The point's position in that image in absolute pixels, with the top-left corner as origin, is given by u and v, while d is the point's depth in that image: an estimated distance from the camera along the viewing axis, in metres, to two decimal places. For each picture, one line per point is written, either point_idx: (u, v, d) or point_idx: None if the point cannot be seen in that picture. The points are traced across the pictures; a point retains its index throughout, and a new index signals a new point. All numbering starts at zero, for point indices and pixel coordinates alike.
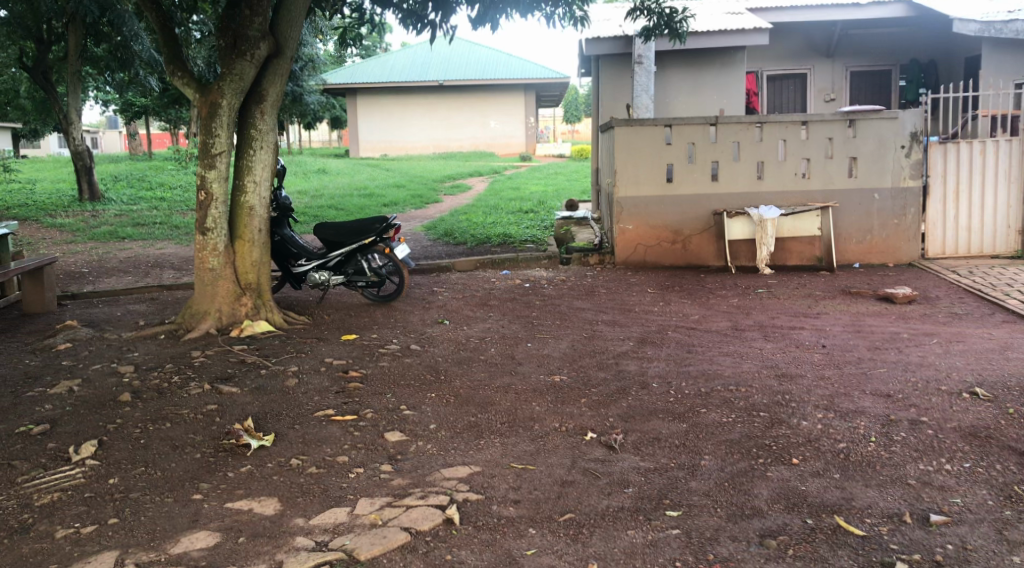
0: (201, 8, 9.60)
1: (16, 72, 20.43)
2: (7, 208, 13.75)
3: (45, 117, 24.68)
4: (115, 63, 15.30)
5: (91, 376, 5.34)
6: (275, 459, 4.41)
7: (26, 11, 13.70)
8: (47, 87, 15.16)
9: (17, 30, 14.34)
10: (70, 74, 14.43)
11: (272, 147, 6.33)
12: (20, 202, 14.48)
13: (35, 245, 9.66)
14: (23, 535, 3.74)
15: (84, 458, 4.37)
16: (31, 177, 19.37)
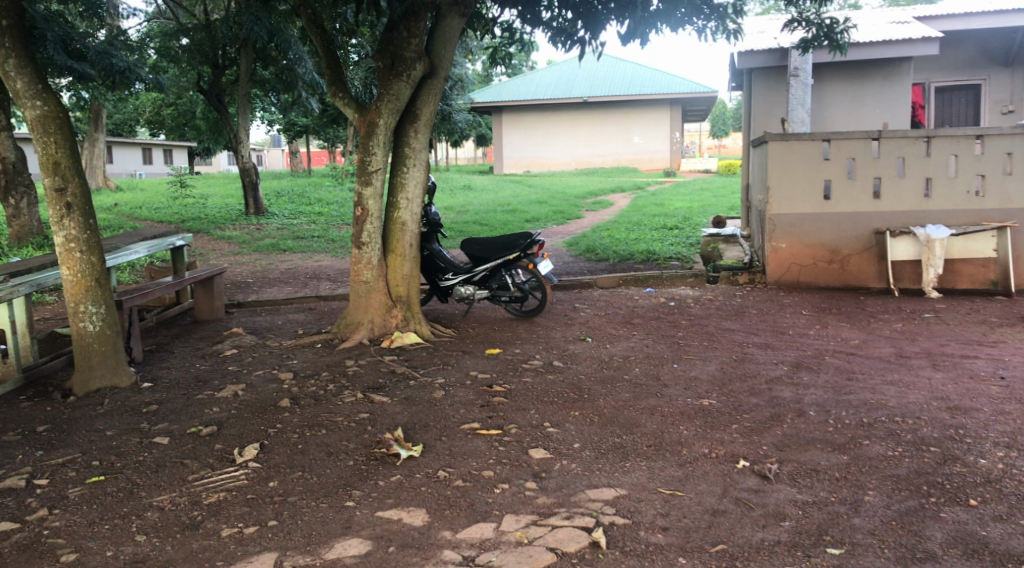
0: (363, 33, 10.05)
1: (194, 96, 22.11)
2: (182, 221, 14.83)
3: (216, 138, 26.58)
4: (281, 85, 16.26)
5: (254, 381, 5.64)
6: (423, 470, 4.49)
7: (204, 38, 14.77)
8: (221, 109, 16.14)
9: (196, 57, 15.42)
10: (241, 96, 15.39)
11: (424, 164, 6.49)
12: (193, 215, 15.60)
13: (207, 255, 10.35)
14: (193, 531, 3.98)
15: (247, 460, 4.60)
16: (204, 193, 20.86)
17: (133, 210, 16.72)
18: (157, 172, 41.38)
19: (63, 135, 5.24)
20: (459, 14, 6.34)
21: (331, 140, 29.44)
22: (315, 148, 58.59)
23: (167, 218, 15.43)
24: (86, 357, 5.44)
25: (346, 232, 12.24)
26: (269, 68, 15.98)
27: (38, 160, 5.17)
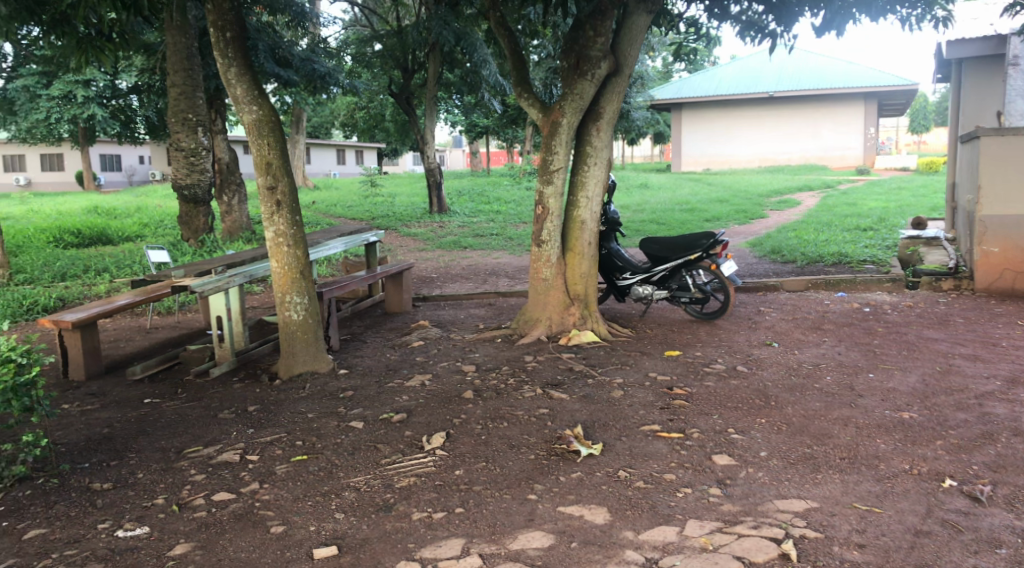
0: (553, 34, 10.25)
1: (385, 99, 23.36)
2: (372, 218, 15.71)
3: (403, 139, 27.89)
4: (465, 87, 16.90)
5: (439, 372, 5.86)
6: (604, 469, 4.49)
7: (396, 44, 15.56)
8: (409, 111, 16.90)
9: (389, 62, 16.24)
10: (429, 98, 16.03)
11: (605, 163, 6.48)
12: (382, 213, 16.42)
13: (395, 251, 10.89)
14: (387, 513, 4.19)
15: (434, 448, 4.79)
16: (391, 192, 21.93)
17: (329, 207, 17.86)
18: (350, 172, 44.00)
19: (275, 138, 5.66)
20: (646, 11, 6.28)
21: (509, 139, 30.10)
22: (495, 148, 60.07)
23: (358, 215, 16.35)
24: (290, 343, 5.86)
25: (526, 229, 12.49)
26: (456, 70, 16.60)
27: (252, 161, 5.62)
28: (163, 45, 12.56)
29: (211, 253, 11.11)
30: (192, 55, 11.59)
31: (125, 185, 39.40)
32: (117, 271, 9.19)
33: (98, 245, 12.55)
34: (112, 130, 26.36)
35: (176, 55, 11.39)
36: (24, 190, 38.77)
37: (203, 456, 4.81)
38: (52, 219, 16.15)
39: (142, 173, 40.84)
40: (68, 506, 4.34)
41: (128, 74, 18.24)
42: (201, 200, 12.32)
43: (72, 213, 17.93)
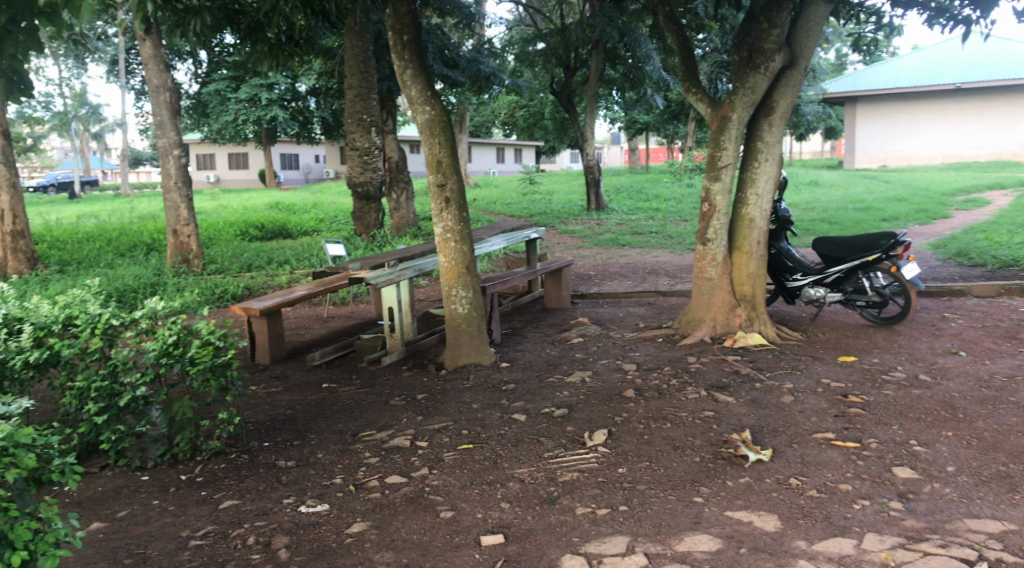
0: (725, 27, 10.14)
1: (547, 97, 23.82)
2: (531, 215, 15.95)
3: (561, 138, 28.18)
4: (629, 84, 17.17)
5: (600, 370, 5.86)
6: (774, 476, 4.35)
7: (559, 42, 15.84)
8: (570, 109, 17.06)
9: (552, 60, 16.44)
10: (591, 95, 16.06)
11: (777, 159, 6.26)
12: (540, 211, 16.63)
13: (554, 248, 10.99)
14: (551, 505, 4.24)
15: (597, 444, 4.80)
16: (549, 189, 22.19)
17: (489, 205, 18.28)
18: (508, 170, 45.06)
19: (446, 136, 5.84)
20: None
21: (667, 135, 29.75)
22: (654, 145, 59.72)
23: (518, 212, 16.63)
24: (456, 336, 6.04)
25: (687, 228, 12.28)
26: (618, 66, 16.72)
27: (424, 159, 5.83)
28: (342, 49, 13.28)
29: (381, 247, 11.63)
30: (367, 59, 12.22)
31: (302, 182, 42.03)
32: (296, 263, 9.79)
33: (278, 238, 13.42)
34: (292, 131, 28.26)
35: (354, 58, 12.04)
36: (214, 186, 42.21)
37: (376, 440, 5.05)
38: (237, 213, 17.47)
39: (316, 171, 43.45)
40: (257, 481, 4.70)
41: (307, 78, 19.43)
42: (372, 197, 12.86)
43: (256, 209, 19.30)
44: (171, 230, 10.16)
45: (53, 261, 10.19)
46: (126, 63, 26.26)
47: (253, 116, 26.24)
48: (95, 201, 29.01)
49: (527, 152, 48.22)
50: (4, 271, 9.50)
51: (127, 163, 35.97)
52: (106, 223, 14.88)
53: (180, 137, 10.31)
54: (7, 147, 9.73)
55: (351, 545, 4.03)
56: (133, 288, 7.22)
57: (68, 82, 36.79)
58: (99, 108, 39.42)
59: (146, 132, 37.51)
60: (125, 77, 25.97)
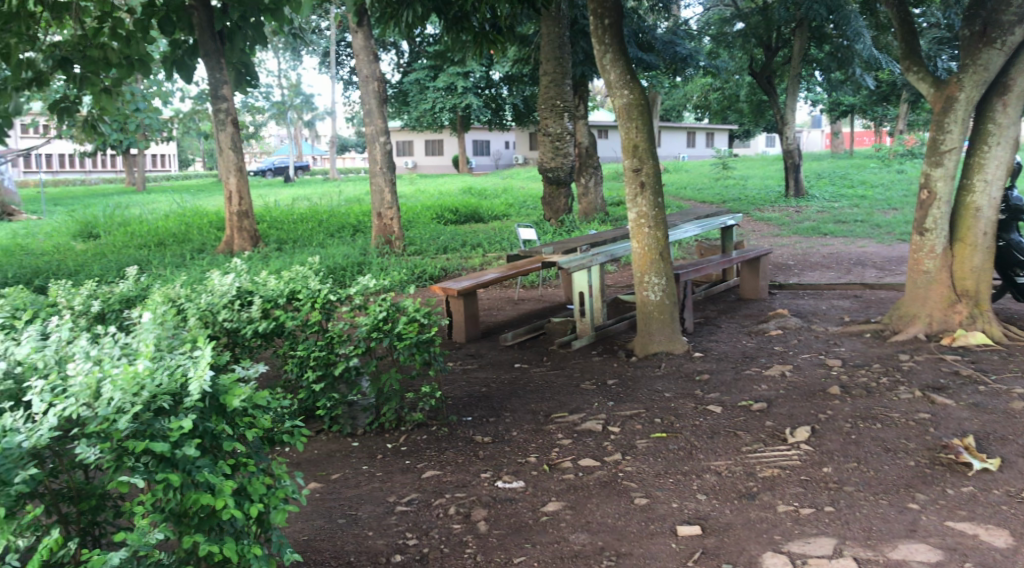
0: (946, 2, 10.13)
1: (745, 79, 23.68)
2: (724, 201, 15.60)
3: (755, 122, 27.30)
4: (834, 63, 16.85)
5: (800, 364, 5.62)
6: (1003, 488, 3.99)
7: (760, 21, 16.01)
8: (770, 89, 17.09)
9: (750, 40, 16.63)
10: (793, 75, 15.84)
11: (1012, 143, 5.71)
12: (735, 197, 16.30)
13: (750, 235, 10.67)
14: (750, 500, 4.12)
15: (799, 442, 4.60)
16: (743, 175, 21.67)
17: (679, 190, 18.05)
18: (699, 154, 45.03)
19: (644, 120, 5.77)
20: None
21: (873, 117, 28.13)
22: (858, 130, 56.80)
23: (709, 198, 16.30)
24: (649, 323, 5.98)
25: (897, 216, 11.55)
26: (823, 46, 16.63)
27: (621, 143, 5.78)
28: (538, 36, 13.67)
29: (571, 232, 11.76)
30: (563, 44, 12.53)
31: (493, 168, 44.21)
32: (489, 246, 10.08)
33: (471, 222, 13.88)
34: (486, 117, 29.24)
35: (550, 44, 12.38)
36: (411, 172, 44.58)
37: (569, 422, 5.12)
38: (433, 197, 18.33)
39: (507, 157, 44.92)
40: (456, 453, 4.92)
41: (502, 65, 20.02)
42: (562, 182, 13.26)
43: (451, 193, 20.08)
44: (376, 213, 10.74)
45: (272, 240, 11.07)
46: (338, 55, 28.17)
47: (449, 104, 27.43)
48: (306, 185, 31.37)
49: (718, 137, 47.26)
50: (232, 248, 10.43)
51: (335, 150, 38.62)
52: (316, 205, 15.98)
53: (385, 125, 10.89)
54: (235, 135, 10.60)
55: (547, 523, 4.10)
56: (344, 266, 7.69)
57: (286, 74, 39.94)
58: (311, 98, 42.59)
59: (351, 121, 40.23)
60: (336, 68, 27.91)
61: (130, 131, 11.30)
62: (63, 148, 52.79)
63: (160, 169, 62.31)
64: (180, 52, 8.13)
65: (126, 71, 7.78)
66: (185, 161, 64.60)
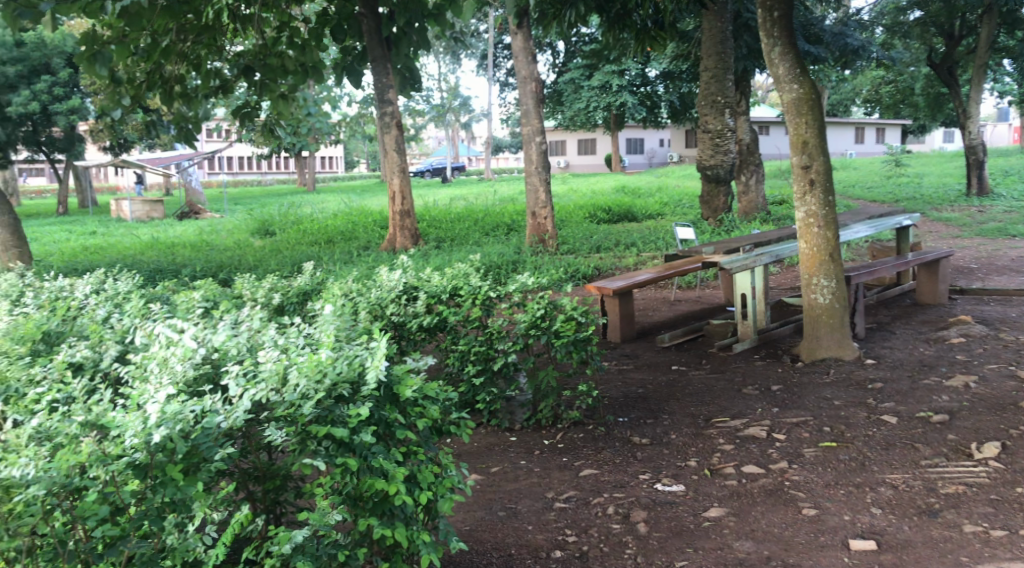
0: None
1: (923, 71, 22.52)
2: (896, 200, 14.80)
3: (932, 117, 25.79)
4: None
5: (987, 375, 5.22)
6: None
7: (941, 9, 15.32)
8: (951, 81, 16.29)
9: (930, 29, 15.94)
10: (978, 64, 15.00)
11: None
12: (909, 196, 15.48)
13: (928, 237, 10.05)
14: (932, 518, 3.86)
15: (987, 458, 4.28)
16: (918, 173, 20.49)
17: (846, 189, 17.29)
18: (868, 151, 42.96)
19: (814, 115, 5.56)
20: None
21: None
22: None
23: (879, 197, 15.51)
24: (816, 327, 5.74)
25: None
26: (1013, 32, 15.70)
27: (789, 140, 5.61)
28: (699, 33, 13.58)
29: (729, 231, 11.49)
30: (725, 39, 12.41)
31: (646, 166, 44.19)
32: (644, 245, 10.00)
33: (624, 221, 13.81)
34: (641, 115, 29.09)
35: (712, 40, 12.35)
36: (564, 171, 45.02)
37: (731, 427, 5.00)
38: (587, 196, 18.44)
39: (662, 155, 44.78)
40: (614, 453, 4.91)
41: (658, 62, 19.87)
42: (722, 179, 13.15)
43: (604, 192, 20.05)
44: (530, 212, 10.87)
45: (432, 238, 11.44)
46: (495, 57, 28.81)
47: (604, 103, 27.61)
48: (463, 184, 32.29)
49: (889, 133, 44.93)
50: (394, 246, 10.92)
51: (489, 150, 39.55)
52: (472, 204, 16.39)
53: (542, 124, 11.01)
54: (399, 137, 10.93)
55: (709, 528, 4.01)
56: (501, 264, 7.85)
57: (445, 77, 41.30)
58: (468, 99, 43.83)
59: (506, 121, 41.09)
60: (493, 70, 28.56)
61: (303, 135, 11.99)
62: (241, 151, 56.81)
63: (327, 171, 66.00)
64: (349, 59, 8.55)
65: (301, 77, 8.38)
66: (348, 162, 68.00)
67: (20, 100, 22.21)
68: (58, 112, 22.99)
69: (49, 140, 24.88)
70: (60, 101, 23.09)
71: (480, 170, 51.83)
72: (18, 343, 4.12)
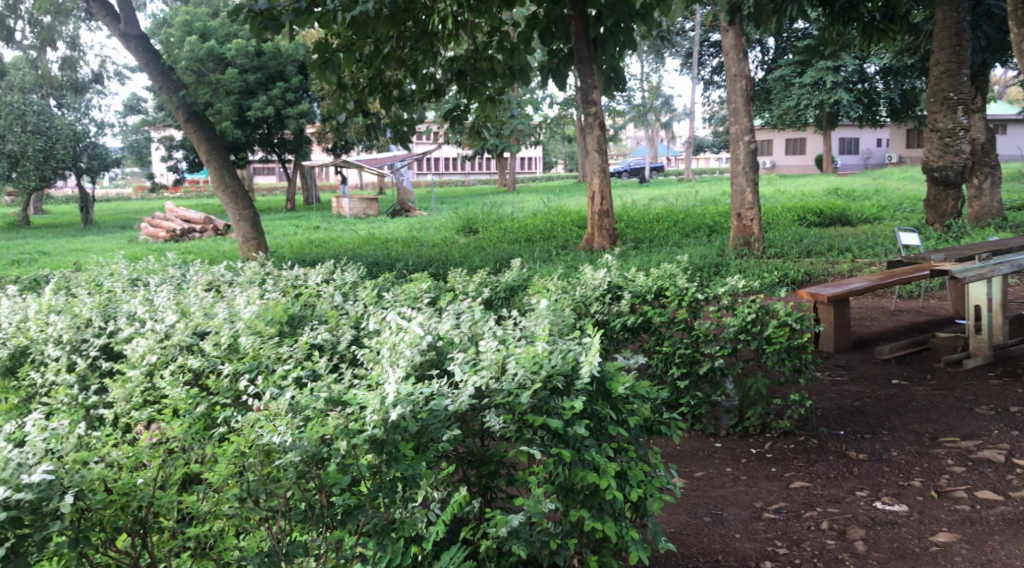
0: None
1: None
2: None
3: None
4: None
5: None
6: None
7: None
8: None
9: None
10: None
11: None
12: None
13: None
14: None
15: None
16: None
17: None
18: None
19: None
20: None
21: None
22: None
23: None
24: None
25: None
26: None
27: None
28: (930, 23, 12.68)
29: (958, 238, 10.63)
30: (962, 30, 11.52)
31: (860, 168, 41.68)
32: (860, 251, 9.48)
33: (836, 225, 13.12)
34: (857, 113, 27.46)
35: (945, 31, 11.51)
36: (769, 172, 43.53)
37: (961, 447, 4.65)
38: (797, 198, 17.73)
39: (879, 155, 42.31)
40: (827, 467, 4.69)
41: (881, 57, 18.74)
42: (951, 182, 12.24)
43: (813, 194, 19.14)
44: (735, 213, 10.64)
45: (630, 240, 11.42)
46: (700, 56, 28.16)
47: (817, 100, 26.37)
48: (663, 185, 31.94)
49: None
50: (592, 247, 11.05)
51: (689, 151, 38.82)
52: (671, 205, 16.20)
53: (751, 123, 10.69)
54: (601, 137, 11.10)
55: (938, 554, 3.75)
56: (704, 266, 7.71)
57: (647, 78, 41.00)
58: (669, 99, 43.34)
59: (708, 121, 40.22)
60: (698, 69, 28.04)
61: (507, 136, 12.35)
62: (448, 151, 59.51)
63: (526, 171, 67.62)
64: (555, 61, 8.75)
65: (509, 80, 8.68)
66: (545, 162, 69.12)
67: (258, 105, 24.42)
68: (289, 116, 25.08)
69: (281, 142, 27.08)
70: (292, 106, 25.14)
71: (679, 171, 51.01)
72: (270, 324, 4.60)
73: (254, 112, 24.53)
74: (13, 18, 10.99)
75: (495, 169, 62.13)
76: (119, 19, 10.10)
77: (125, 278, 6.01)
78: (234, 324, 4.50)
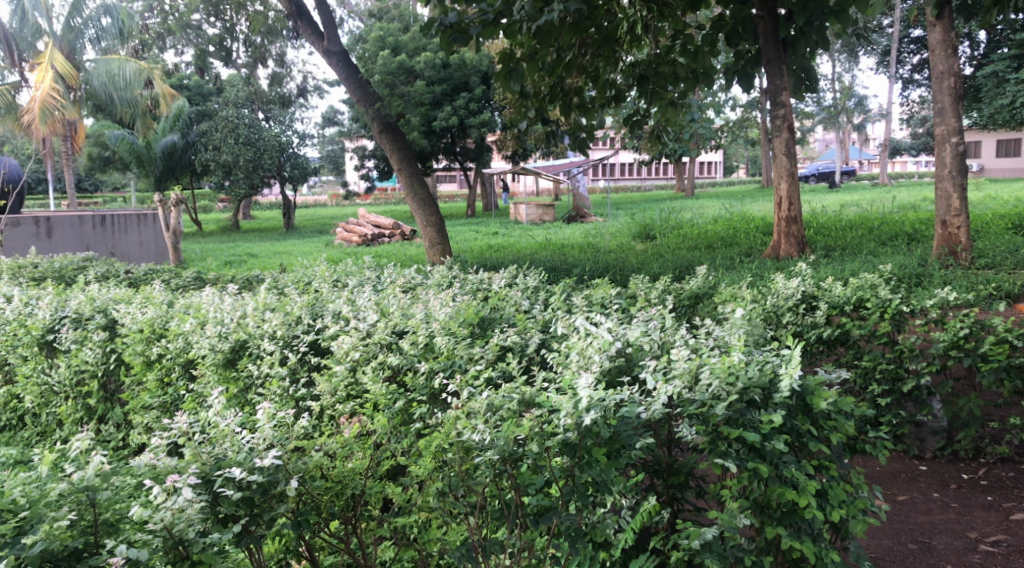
0: None
1: None
2: None
3: None
4: None
5: None
6: None
7: None
8: None
9: None
10: None
11: None
12: None
13: None
14: None
15: None
16: None
17: None
18: None
19: None
20: None
21: None
22: None
23: None
24: None
25: None
26: None
27: None
28: None
29: None
30: None
31: None
32: None
33: None
34: None
35: None
36: (976, 176, 40.22)
37: None
38: (1015, 204, 16.21)
39: None
40: None
41: None
42: None
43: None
44: (940, 220, 9.93)
45: (819, 247, 10.92)
46: (900, 52, 26.32)
47: None
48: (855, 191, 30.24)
49: None
50: (778, 254, 10.65)
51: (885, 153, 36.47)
52: (865, 211, 15.35)
53: (960, 123, 9.94)
54: (790, 140, 10.71)
55: None
56: (905, 276, 7.23)
57: (838, 77, 38.87)
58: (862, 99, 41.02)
59: (906, 123, 37.69)
60: (897, 66, 26.30)
61: (686, 141, 12.17)
62: (626, 158, 59.44)
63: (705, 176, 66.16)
64: (742, 63, 8.50)
65: (692, 84, 8.51)
66: (725, 166, 67.07)
67: (442, 115, 25.43)
68: (472, 125, 25.90)
69: (463, 151, 28.05)
70: (475, 115, 25.91)
71: (873, 175, 48.15)
72: (462, 326, 4.79)
73: (439, 122, 25.54)
74: (231, 39, 12.04)
75: (673, 174, 61.10)
76: (322, 37, 10.84)
77: (328, 279, 6.43)
78: (429, 324, 4.72)
